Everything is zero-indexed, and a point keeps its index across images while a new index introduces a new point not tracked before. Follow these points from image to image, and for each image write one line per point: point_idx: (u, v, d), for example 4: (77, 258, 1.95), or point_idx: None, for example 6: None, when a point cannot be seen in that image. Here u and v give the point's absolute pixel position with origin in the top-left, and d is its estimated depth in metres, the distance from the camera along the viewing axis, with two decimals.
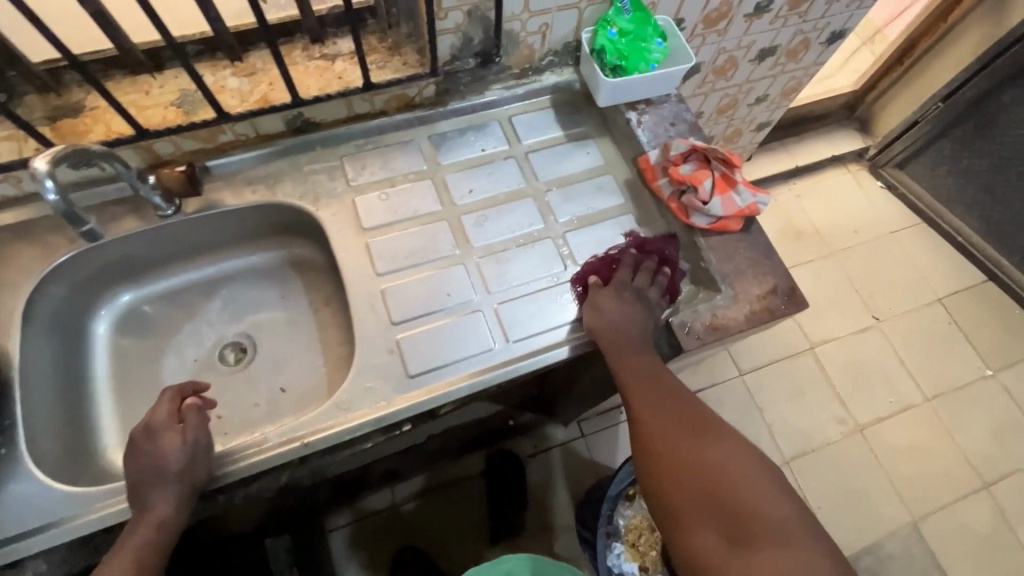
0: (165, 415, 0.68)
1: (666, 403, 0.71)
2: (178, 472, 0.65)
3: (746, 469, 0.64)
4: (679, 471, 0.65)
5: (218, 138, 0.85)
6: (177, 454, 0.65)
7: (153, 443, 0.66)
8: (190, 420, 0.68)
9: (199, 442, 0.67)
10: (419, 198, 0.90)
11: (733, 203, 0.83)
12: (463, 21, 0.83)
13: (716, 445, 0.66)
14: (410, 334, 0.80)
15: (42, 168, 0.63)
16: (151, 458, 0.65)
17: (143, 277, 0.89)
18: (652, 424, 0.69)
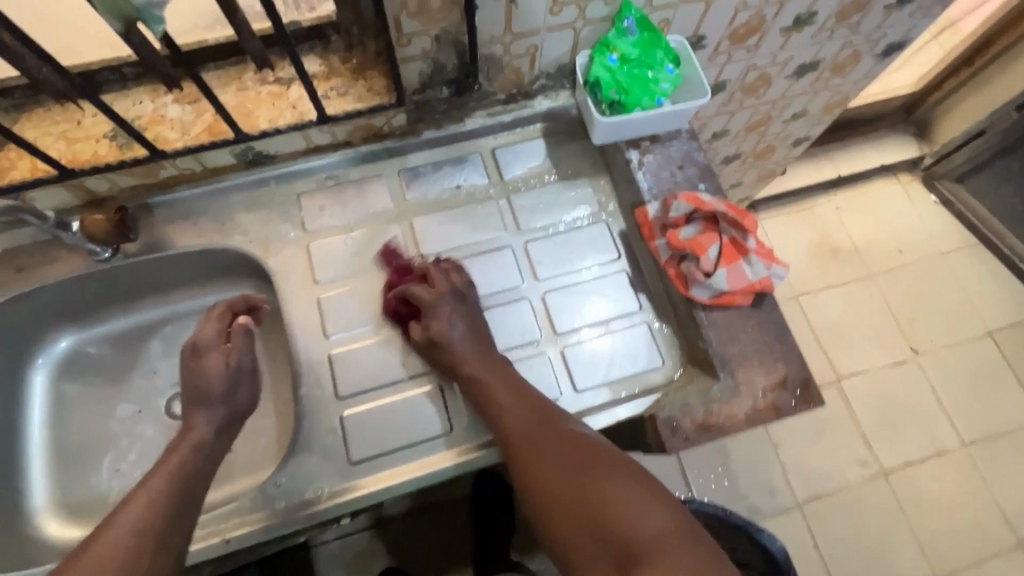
0: (213, 332, 0.72)
1: (545, 429, 0.65)
2: (217, 391, 0.68)
3: (647, 509, 0.57)
4: (536, 475, 0.63)
5: (159, 173, 0.77)
6: (223, 380, 0.69)
7: (194, 412, 0.68)
8: (239, 342, 0.72)
9: (238, 400, 0.70)
10: (383, 246, 0.80)
11: (742, 276, 0.70)
12: (431, 47, 0.70)
13: (593, 469, 0.61)
14: (358, 410, 0.71)
15: None
16: (201, 378, 0.69)
17: (86, 319, 0.83)
18: (535, 453, 0.64)
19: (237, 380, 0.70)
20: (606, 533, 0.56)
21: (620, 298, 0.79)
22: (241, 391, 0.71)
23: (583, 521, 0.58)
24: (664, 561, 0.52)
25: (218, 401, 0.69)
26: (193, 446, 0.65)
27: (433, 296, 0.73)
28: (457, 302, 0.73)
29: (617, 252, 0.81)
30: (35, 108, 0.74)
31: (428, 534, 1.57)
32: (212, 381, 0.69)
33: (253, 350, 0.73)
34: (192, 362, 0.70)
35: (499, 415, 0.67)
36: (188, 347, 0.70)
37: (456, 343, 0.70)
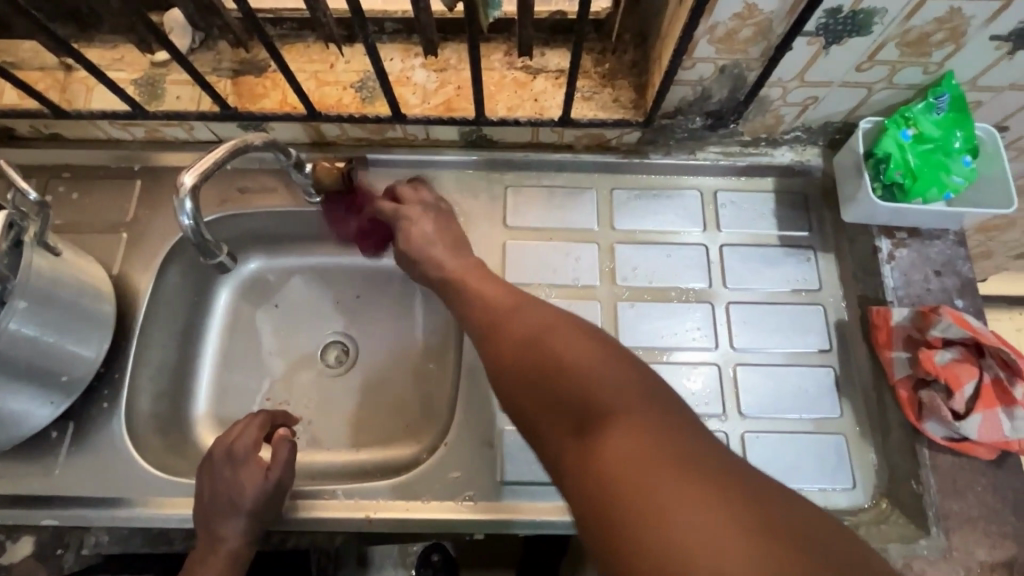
0: (251, 442, 0.63)
1: (516, 311, 0.53)
2: (252, 508, 0.60)
3: (621, 366, 0.43)
4: (594, 421, 0.40)
5: (388, 133, 0.76)
6: (260, 496, 0.60)
7: (219, 524, 0.59)
8: (277, 456, 0.63)
9: (269, 512, 0.61)
10: (577, 263, 0.76)
11: (998, 429, 0.59)
12: (710, 75, 0.64)
13: (624, 373, 0.42)
14: (518, 429, 0.68)
15: (186, 184, 0.57)
16: (231, 495, 0.60)
17: (275, 248, 0.86)
18: (598, 361, 0.43)
19: (278, 497, 0.62)
20: (720, 468, 0.35)
21: (824, 397, 0.69)
22: (278, 506, 0.62)
23: (574, 395, 0.42)
24: (820, 549, 0.31)
25: (252, 515, 0.60)
26: (226, 557, 0.59)
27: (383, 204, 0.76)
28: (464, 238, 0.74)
29: (829, 344, 0.72)
30: (297, 42, 0.75)
31: None
32: (250, 501, 0.60)
33: (293, 463, 0.64)
34: (223, 476, 0.60)
35: (479, 291, 0.59)
36: (219, 457, 0.62)
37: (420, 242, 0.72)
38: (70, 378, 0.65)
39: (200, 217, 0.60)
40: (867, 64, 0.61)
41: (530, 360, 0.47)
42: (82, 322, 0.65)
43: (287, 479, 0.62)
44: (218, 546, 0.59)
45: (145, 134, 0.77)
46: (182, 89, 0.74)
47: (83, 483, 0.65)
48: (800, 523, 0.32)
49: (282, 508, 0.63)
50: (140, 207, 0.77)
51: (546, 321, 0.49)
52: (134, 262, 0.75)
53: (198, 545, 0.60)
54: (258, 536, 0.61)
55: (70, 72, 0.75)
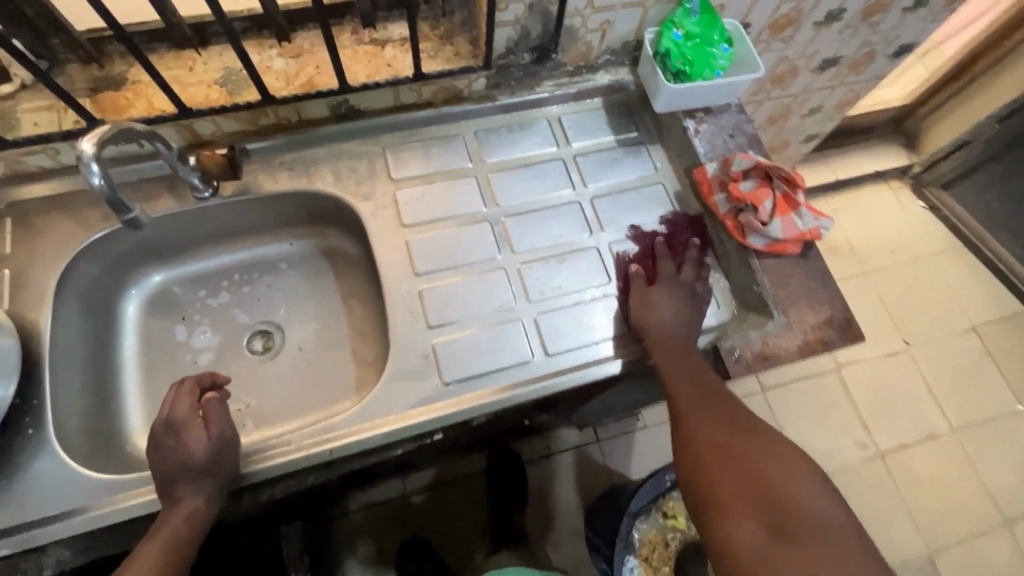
0: (185, 407, 0.66)
1: (744, 450, 0.64)
2: (203, 468, 0.63)
3: (775, 452, 0.63)
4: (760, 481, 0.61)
5: (261, 120, 0.82)
6: (208, 452, 0.64)
7: (177, 489, 0.63)
8: (213, 415, 0.66)
9: (224, 464, 0.65)
10: (462, 196, 0.87)
11: (794, 227, 0.79)
12: (522, 13, 0.78)
13: (740, 461, 0.63)
14: (447, 339, 0.77)
15: (89, 150, 0.59)
16: (179, 458, 0.63)
17: (175, 257, 0.88)
18: (719, 477, 0.63)
19: (225, 451, 0.65)
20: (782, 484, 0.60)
21: (678, 249, 0.87)
22: (229, 461, 0.66)
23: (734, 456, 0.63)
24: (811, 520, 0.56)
25: (206, 474, 0.64)
26: (186, 520, 0.62)
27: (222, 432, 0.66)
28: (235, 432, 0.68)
29: (672, 210, 0.90)
30: (150, 54, 0.79)
31: (449, 508, 1.58)
32: (199, 460, 0.63)
33: (231, 418, 0.68)
34: (168, 443, 0.64)
35: (683, 428, 0.69)
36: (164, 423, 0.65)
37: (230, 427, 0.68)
38: None
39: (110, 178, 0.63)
40: None
41: (726, 464, 0.63)
42: None
43: (226, 433, 0.66)
44: (179, 510, 0.62)
45: (5, 169, 0.76)
46: (39, 115, 0.75)
47: (27, 509, 0.63)
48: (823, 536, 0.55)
49: (238, 454, 0.67)
50: (18, 241, 0.76)
51: (698, 444, 0.66)
52: (23, 296, 0.73)
53: (159, 514, 0.63)
54: (216, 494, 0.65)
55: None
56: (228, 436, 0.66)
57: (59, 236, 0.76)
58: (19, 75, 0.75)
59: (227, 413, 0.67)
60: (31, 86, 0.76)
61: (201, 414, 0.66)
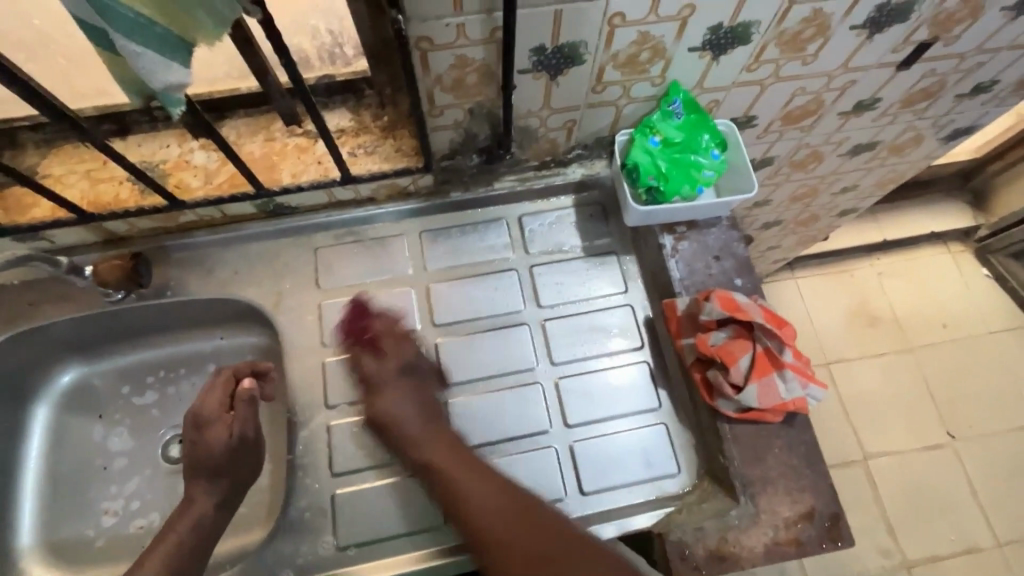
0: (216, 406, 0.69)
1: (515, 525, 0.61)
2: (219, 464, 0.68)
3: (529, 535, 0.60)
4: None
5: (180, 219, 0.75)
6: (223, 450, 0.68)
7: (191, 485, 0.68)
8: (243, 410, 0.70)
9: (238, 472, 0.70)
10: (395, 311, 0.77)
11: (774, 394, 0.64)
12: (463, 118, 0.67)
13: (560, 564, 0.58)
14: (351, 490, 0.68)
15: None
16: (199, 457, 0.68)
17: (94, 352, 0.83)
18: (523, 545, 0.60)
19: (242, 450, 0.70)
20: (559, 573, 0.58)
21: (640, 392, 0.74)
22: (245, 456, 0.70)
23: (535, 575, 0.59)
24: None
25: (218, 474, 0.68)
26: (192, 524, 0.66)
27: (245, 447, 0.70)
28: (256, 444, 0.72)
29: (639, 341, 0.77)
30: (65, 144, 0.73)
31: None
32: (218, 457, 0.68)
33: (256, 418, 0.71)
34: (193, 435, 0.68)
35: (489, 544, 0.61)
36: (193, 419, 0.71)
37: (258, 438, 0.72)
38: None
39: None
40: (599, 86, 0.67)
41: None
42: None
43: (247, 436, 0.70)
44: (190, 511, 0.67)
45: None
46: None
47: None
48: None
49: (258, 443, 0.72)
50: None
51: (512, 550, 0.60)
52: None
53: (172, 515, 0.67)
54: (227, 502, 0.69)
55: None
56: (252, 444, 0.71)
57: None
58: None
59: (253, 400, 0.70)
60: None
61: (228, 411, 0.70)
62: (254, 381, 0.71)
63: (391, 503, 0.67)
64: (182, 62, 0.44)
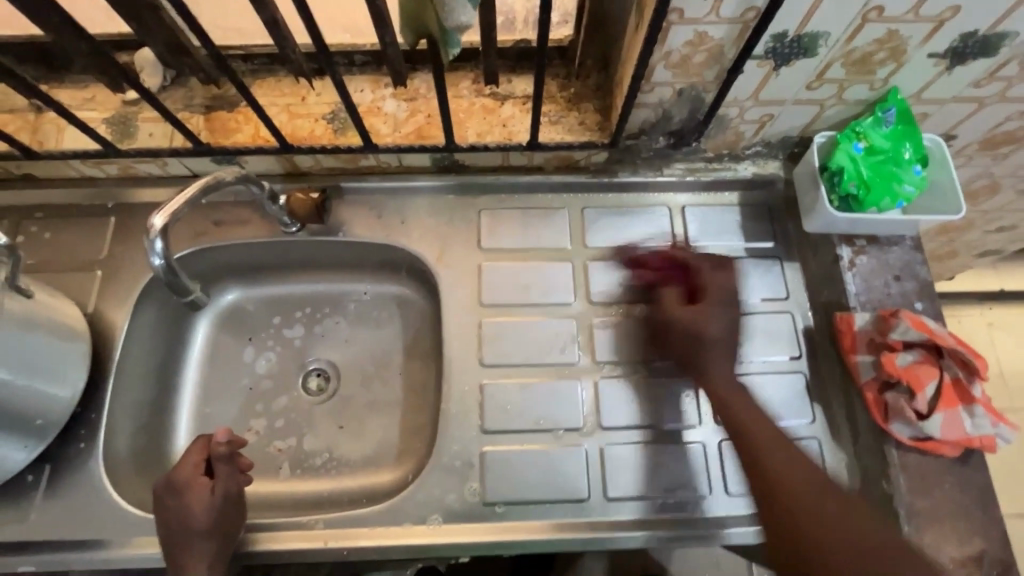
0: (189, 467, 0.63)
1: (757, 427, 0.61)
2: (206, 528, 0.61)
3: (793, 464, 0.59)
4: (787, 500, 0.57)
5: (361, 161, 0.78)
6: (209, 515, 0.61)
7: (180, 553, 0.60)
8: (221, 471, 0.63)
9: (230, 528, 0.62)
10: (553, 282, 0.77)
11: (959, 427, 0.61)
12: (669, 98, 0.66)
13: (789, 453, 0.59)
14: (499, 450, 0.69)
15: (157, 225, 0.59)
16: (183, 523, 0.61)
17: (254, 278, 0.87)
18: (789, 459, 0.59)
19: (229, 510, 0.63)
20: (830, 504, 0.56)
21: (794, 402, 0.72)
22: (233, 515, 0.63)
23: (811, 507, 0.56)
24: (834, 539, 0.54)
25: (208, 535, 0.61)
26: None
27: (179, 520, 0.61)
28: (229, 511, 0.63)
29: (798, 350, 0.74)
30: (268, 76, 0.77)
31: None
32: (202, 520, 0.61)
33: (240, 474, 0.64)
34: (171, 502, 0.62)
35: (720, 402, 0.63)
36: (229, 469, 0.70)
37: (215, 511, 0.62)
38: (43, 421, 0.65)
39: (171, 255, 0.63)
40: (816, 83, 0.64)
41: (797, 510, 0.56)
42: (56, 362, 0.66)
43: (209, 506, 0.61)
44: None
45: (119, 171, 0.78)
46: (154, 127, 0.75)
47: (57, 529, 0.64)
48: (802, 512, 0.56)
49: (238, 519, 0.63)
50: (115, 243, 0.78)
51: (789, 470, 0.58)
52: (110, 299, 0.75)
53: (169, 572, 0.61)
54: (224, 558, 0.62)
55: (41, 113, 0.75)
56: (231, 506, 0.63)
57: (154, 246, 0.78)
58: (146, 82, 0.75)
59: (229, 463, 0.63)
60: (155, 94, 0.76)
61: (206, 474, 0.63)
62: (228, 438, 0.64)
63: (537, 469, 0.68)
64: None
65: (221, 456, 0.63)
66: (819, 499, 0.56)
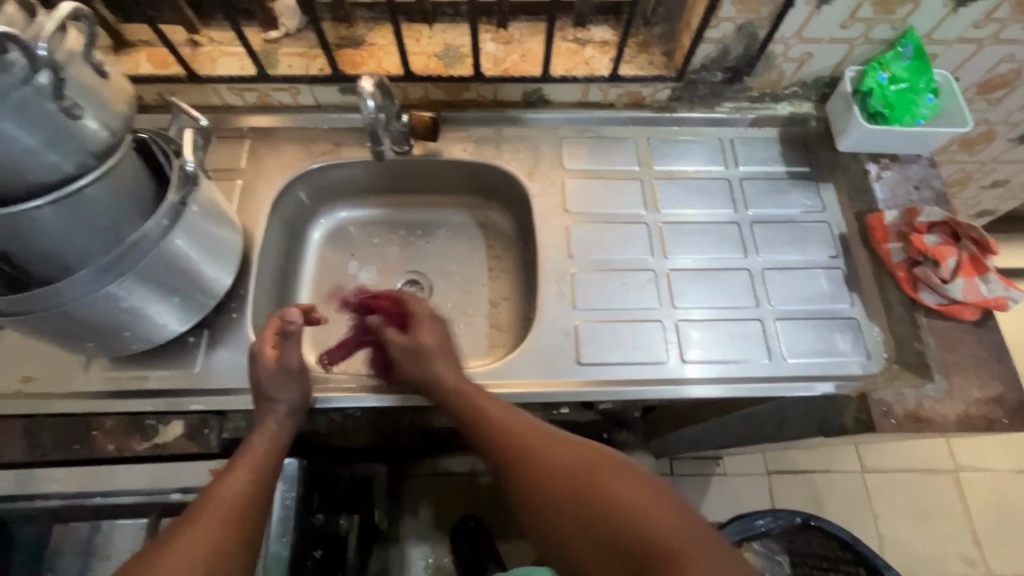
0: (263, 338, 0.69)
1: (592, 459, 0.61)
2: (272, 387, 0.67)
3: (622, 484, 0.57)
4: (607, 496, 0.56)
5: (462, 94, 0.92)
6: (276, 381, 0.67)
7: (261, 407, 0.67)
8: (286, 345, 0.68)
9: (293, 395, 0.68)
10: (625, 196, 0.90)
11: (977, 292, 0.75)
12: (730, 33, 0.82)
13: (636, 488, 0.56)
14: (590, 323, 0.81)
15: (365, 87, 0.73)
16: (257, 384, 0.68)
17: (357, 200, 1.00)
18: (615, 477, 0.58)
19: (296, 377, 0.68)
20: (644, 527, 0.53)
21: (835, 290, 0.84)
22: (299, 382, 0.69)
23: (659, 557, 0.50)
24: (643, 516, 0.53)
25: (275, 399, 0.67)
26: (269, 436, 0.65)
27: (256, 383, 0.68)
28: (291, 382, 0.68)
29: (835, 250, 0.87)
30: (386, 23, 0.91)
31: None
32: (270, 382, 0.67)
33: (300, 350, 0.69)
34: (250, 368, 0.69)
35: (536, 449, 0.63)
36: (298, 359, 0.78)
37: (280, 381, 0.68)
38: (208, 290, 0.75)
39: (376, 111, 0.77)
40: (849, 22, 0.80)
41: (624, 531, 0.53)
42: (222, 247, 0.76)
43: (275, 372, 0.67)
44: (262, 427, 0.66)
45: (255, 99, 0.92)
46: (293, 59, 0.89)
47: (217, 378, 0.75)
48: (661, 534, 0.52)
49: (298, 388, 0.69)
50: (250, 159, 0.91)
51: (596, 485, 0.57)
52: (249, 203, 0.88)
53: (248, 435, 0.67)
54: (295, 416, 0.68)
55: (196, 47, 0.89)
56: (289, 378, 0.68)
57: (284, 163, 0.91)
58: (286, 24, 0.89)
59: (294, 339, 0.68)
60: (292, 35, 0.90)
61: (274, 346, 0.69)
62: (294, 315, 0.68)
63: (622, 340, 0.80)
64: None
65: (287, 333, 0.68)
66: (638, 495, 0.55)
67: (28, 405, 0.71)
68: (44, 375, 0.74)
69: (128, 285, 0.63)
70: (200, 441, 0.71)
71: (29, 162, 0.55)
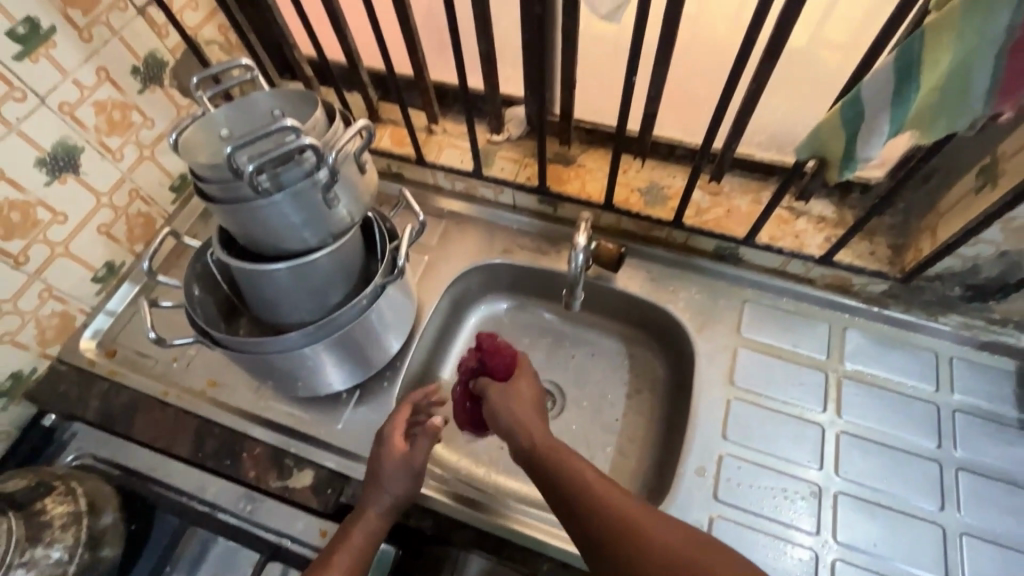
0: (398, 431, 0.73)
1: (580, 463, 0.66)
2: (389, 481, 0.69)
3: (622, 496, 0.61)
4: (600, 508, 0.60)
5: (653, 230, 0.92)
6: (394, 475, 0.69)
7: (365, 497, 0.70)
8: (420, 443, 0.71)
9: (407, 493, 0.70)
10: (802, 386, 0.81)
11: None
12: (987, 255, 0.72)
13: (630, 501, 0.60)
14: (728, 522, 0.72)
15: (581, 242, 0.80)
16: (376, 471, 0.70)
17: (519, 297, 1.02)
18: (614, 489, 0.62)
19: (415, 477, 0.70)
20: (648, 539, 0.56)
21: None
22: (414, 482, 0.70)
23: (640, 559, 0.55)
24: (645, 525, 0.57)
25: (387, 489, 0.69)
26: (368, 531, 0.68)
27: (375, 468, 0.70)
28: (407, 479, 0.70)
29: None
30: (600, 148, 0.95)
31: None
32: (386, 476, 0.69)
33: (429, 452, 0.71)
34: (374, 450, 0.72)
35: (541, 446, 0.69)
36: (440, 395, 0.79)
37: (397, 478, 0.69)
38: (377, 359, 0.81)
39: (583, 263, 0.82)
40: None
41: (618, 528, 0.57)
42: (401, 323, 0.81)
43: (396, 467, 0.69)
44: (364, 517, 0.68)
45: (462, 188, 1.00)
46: (507, 163, 0.96)
47: (353, 441, 0.80)
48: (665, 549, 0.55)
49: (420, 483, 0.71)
50: (440, 240, 0.98)
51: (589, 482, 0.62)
52: (428, 280, 0.95)
53: (349, 518, 0.70)
54: (396, 511, 0.70)
55: (429, 134, 1.00)
56: (407, 478, 0.70)
57: (469, 251, 0.97)
58: (510, 131, 0.97)
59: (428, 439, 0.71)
60: (513, 140, 0.97)
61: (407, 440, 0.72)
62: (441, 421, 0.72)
63: (763, 557, 0.70)
64: (887, 130, 0.55)
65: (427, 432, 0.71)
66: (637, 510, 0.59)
67: (206, 408, 0.82)
68: (226, 385, 0.85)
69: (320, 350, 0.71)
70: (323, 499, 0.75)
71: (288, 237, 0.65)
